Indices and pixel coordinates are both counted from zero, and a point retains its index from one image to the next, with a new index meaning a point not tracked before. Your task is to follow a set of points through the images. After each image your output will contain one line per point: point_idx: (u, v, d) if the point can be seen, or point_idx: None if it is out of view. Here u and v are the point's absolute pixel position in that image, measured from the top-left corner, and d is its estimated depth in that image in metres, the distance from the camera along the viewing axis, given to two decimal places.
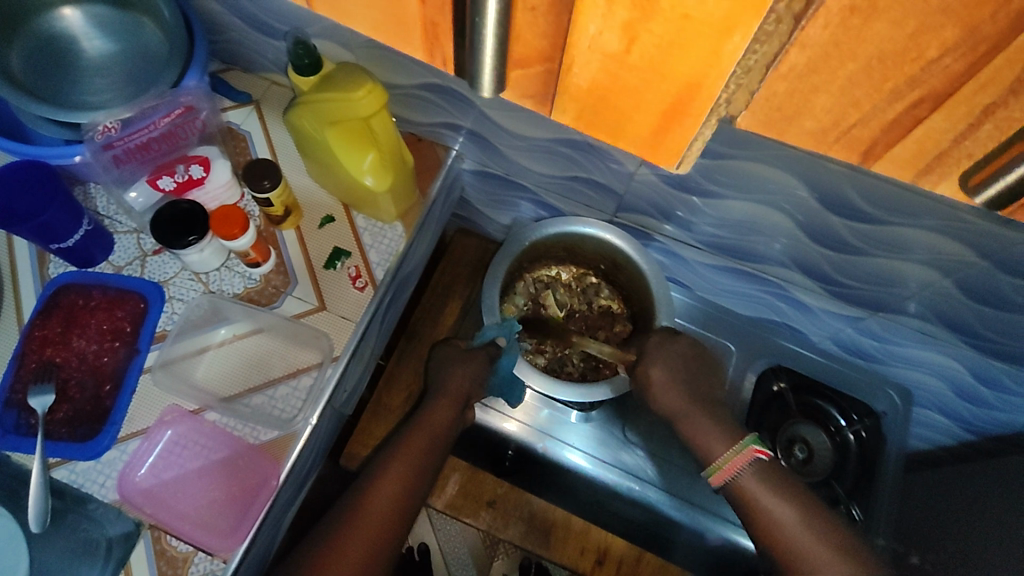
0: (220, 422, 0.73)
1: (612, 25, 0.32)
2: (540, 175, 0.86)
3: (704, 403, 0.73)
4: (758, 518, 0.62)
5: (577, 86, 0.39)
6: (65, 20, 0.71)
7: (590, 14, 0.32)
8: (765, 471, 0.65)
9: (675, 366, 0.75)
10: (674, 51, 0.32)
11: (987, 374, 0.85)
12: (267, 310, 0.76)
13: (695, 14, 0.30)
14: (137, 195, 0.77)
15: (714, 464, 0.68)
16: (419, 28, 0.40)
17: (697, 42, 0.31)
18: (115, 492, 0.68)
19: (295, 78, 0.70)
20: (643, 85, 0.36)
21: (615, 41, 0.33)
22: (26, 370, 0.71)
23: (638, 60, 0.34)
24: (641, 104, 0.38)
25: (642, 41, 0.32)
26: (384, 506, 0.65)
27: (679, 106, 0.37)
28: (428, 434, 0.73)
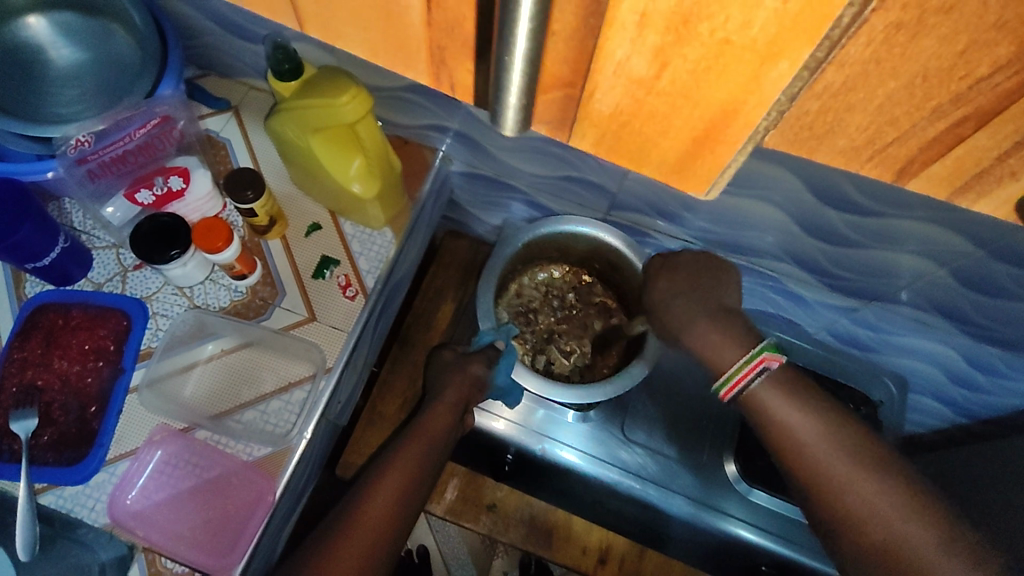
0: (210, 439, 0.70)
1: (641, 49, 0.25)
2: (529, 174, 0.85)
3: (717, 315, 0.65)
4: (769, 429, 0.59)
5: (599, 112, 0.30)
6: (30, 28, 0.67)
7: (618, 37, 0.25)
8: (782, 381, 0.60)
9: (688, 283, 0.69)
10: (709, 78, 0.25)
11: (981, 360, 0.86)
12: (255, 323, 0.74)
13: (736, 39, 0.23)
14: (114, 210, 0.75)
15: (724, 376, 0.62)
16: (425, 51, 0.31)
17: (734, 68, 0.25)
18: (105, 517, 0.66)
19: (274, 84, 0.68)
20: (668, 112, 0.28)
21: (642, 65, 0.26)
22: (7, 394, 0.69)
23: (668, 86, 0.27)
24: (670, 130, 0.29)
25: (673, 66, 0.25)
26: (379, 515, 0.64)
27: (716, 131, 0.28)
28: (424, 444, 0.72)
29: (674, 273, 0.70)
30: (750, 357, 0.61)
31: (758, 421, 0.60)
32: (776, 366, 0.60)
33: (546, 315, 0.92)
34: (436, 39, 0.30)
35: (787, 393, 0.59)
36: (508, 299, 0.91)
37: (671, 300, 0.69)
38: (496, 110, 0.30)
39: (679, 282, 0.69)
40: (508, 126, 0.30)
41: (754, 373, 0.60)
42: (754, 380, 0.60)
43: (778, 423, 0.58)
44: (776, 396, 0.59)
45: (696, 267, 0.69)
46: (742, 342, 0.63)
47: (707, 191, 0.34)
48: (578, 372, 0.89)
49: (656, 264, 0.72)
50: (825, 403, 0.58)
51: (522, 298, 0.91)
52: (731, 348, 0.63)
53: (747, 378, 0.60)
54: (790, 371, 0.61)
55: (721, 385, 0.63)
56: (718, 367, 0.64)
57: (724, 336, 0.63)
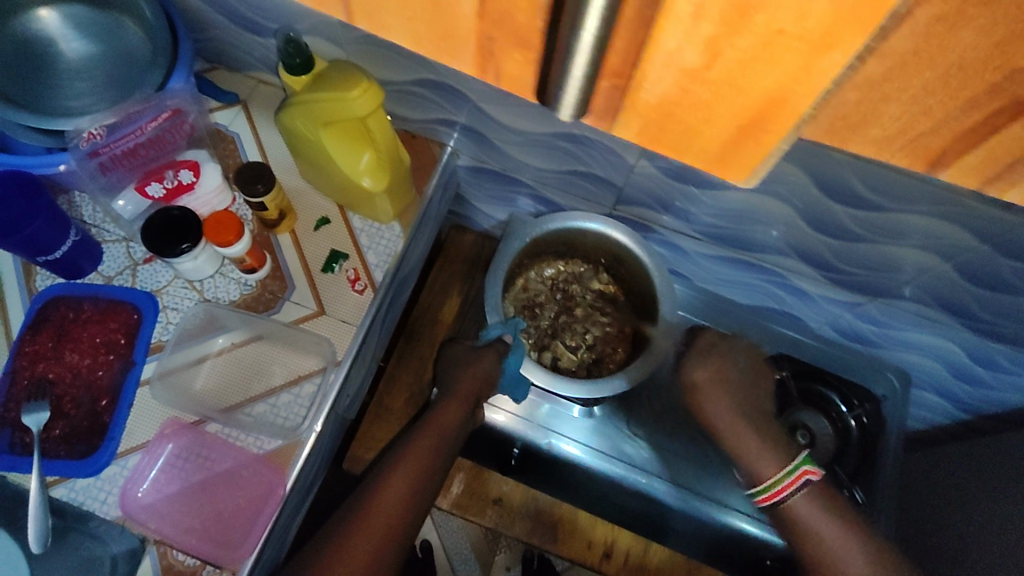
0: (221, 433, 0.71)
1: (693, 36, 0.17)
2: (537, 169, 0.85)
3: (754, 415, 0.70)
4: (805, 541, 0.64)
5: (646, 99, 0.19)
6: (42, 21, 0.68)
7: (669, 24, 0.17)
8: (815, 495, 0.65)
9: (725, 372, 0.71)
10: (758, 70, 0.17)
11: (982, 354, 0.87)
12: (265, 317, 0.75)
13: (793, 28, 0.15)
14: (125, 203, 0.75)
15: (761, 484, 0.67)
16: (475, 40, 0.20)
17: (789, 62, 0.16)
18: (117, 509, 0.67)
19: (286, 78, 0.68)
20: (719, 101, 0.18)
21: (692, 56, 0.17)
22: (19, 387, 0.69)
23: (719, 79, 0.17)
24: (721, 113, 0.19)
25: (727, 58, 0.17)
26: (391, 509, 0.65)
27: (776, 113, 0.18)
28: (435, 438, 0.72)
29: (720, 362, 0.71)
30: (791, 469, 0.66)
31: (791, 531, 0.65)
32: (815, 479, 0.66)
33: (552, 309, 0.92)
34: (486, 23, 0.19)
35: (825, 509, 0.64)
36: (516, 293, 0.91)
37: (705, 392, 0.71)
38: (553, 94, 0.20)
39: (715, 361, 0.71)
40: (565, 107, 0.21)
41: (795, 485, 0.65)
42: (792, 493, 0.65)
43: (811, 527, 0.63)
44: (810, 512, 0.64)
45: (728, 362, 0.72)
46: (781, 455, 0.67)
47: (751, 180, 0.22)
48: (585, 367, 0.89)
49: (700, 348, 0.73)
50: (844, 504, 0.65)
51: (528, 292, 0.92)
52: (768, 462, 0.67)
53: (788, 489, 0.65)
54: (824, 486, 0.66)
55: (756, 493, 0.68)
56: (754, 477, 0.68)
57: (769, 448, 0.67)
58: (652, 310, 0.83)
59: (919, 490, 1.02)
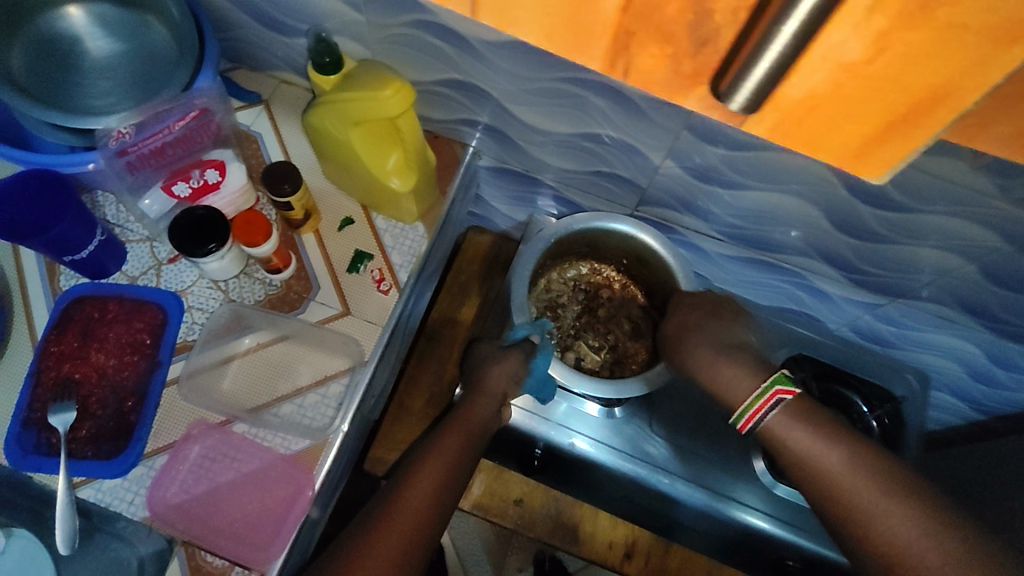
0: (249, 433, 0.70)
1: (861, 34, 0.22)
2: (559, 169, 0.85)
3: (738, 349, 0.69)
4: (783, 451, 0.57)
5: (790, 98, 0.26)
6: (69, 20, 0.68)
7: (839, 23, 0.22)
8: (797, 409, 0.58)
9: (702, 320, 0.74)
10: (927, 61, 0.22)
11: (1002, 356, 0.88)
12: (291, 317, 0.74)
13: (973, 23, 0.20)
14: (150, 202, 0.74)
15: (741, 408, 0.61)
16: (609, 38, 0.27)
17: (959, 54, 0.21)
18: (145, 509, 0.66)
19: (315, 77, 0.68)
20: (874, 98, 0.24)
21: (856, 50, 0.22)
22: (44, 387, 0.68)
23: (879, 72, 0.23)
24: (862, 118, 0.25)
25: (889, 54, 0.22)
26: (418, 508, 0.64)
27: (915, 118, 0.24)
28: (462, 436, 0.72)
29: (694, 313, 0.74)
30: (763, 390, 0.60)
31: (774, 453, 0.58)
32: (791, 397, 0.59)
33: (573, 309, 0.92)
34: (626, 24, 0.26)
35: (805, 423, 0.57)
36: (537, 293, 0.91)
37: (696, 329, 0.73)
38: (730, 83, 0.25)
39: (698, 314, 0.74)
40: (737, 101, 0.26)
41: (769, 406, 0.58)
42: (768, 413, 0.59)
43: (786, 439, 0.57)
44: (787, 425, 0.57)
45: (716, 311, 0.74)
46: (751, 373, 0.66)
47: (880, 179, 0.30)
48: (608, 367, 0.89)
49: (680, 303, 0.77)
50: (833, 422, 0.57)
51: (550, 292, 0.92)
52: (746, 379, 0.65)
53: (762, 411, 0.59)
54: (804, 399, 0.59)
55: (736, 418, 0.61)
56: (733, 398, 0.66)
57: (741, 367, 0.67)
58: None
59: None
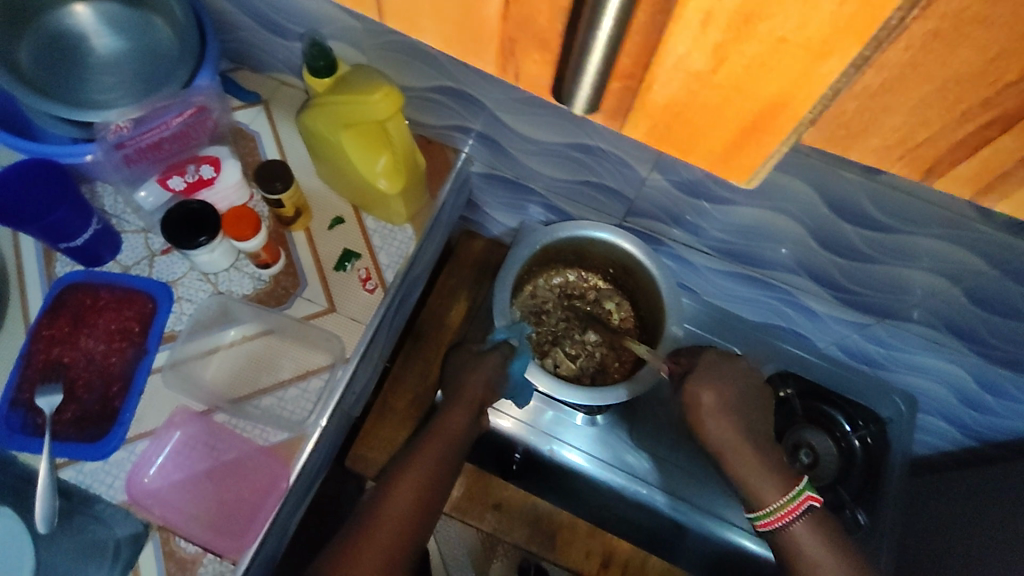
0: (229, 423, 0.72)
1: (701, 45, 0.20)
2: (549, 178, 0.87)
3: (755, 440, 0.72)
4: (798, 557, 0.67)
5: (657, 102, 0.23)
6: (76, 17, 0.71)
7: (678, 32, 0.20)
8: (814, 519, 0.69)
9: (722, 391, 0.73)
10: (762, 76, 0.20)
11: (991, 381, 0.88)
12: (277, 311, 0.76)
13: (794, 36, 0.19)
14: (147, 195, 0.77)
15: (764, 510, 0.70)
16: (495, 43, 0.24)
17: (783, 67, 0.20)
18: (123, 493, 0.68)
19: (309, 80, 0.69)
20: (724, 108, 0.22)
21: (697, 59, 0.20)
22: (33, 369, 0.71)
23: (724, 82, 0.21)
24: (720, 122, 0.23)
25: (731, 64, 0.20)
26: (402, 513, 0.65)
27: (762, 131, 0.22)
28: (441, 444, 0.73)
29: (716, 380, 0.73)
30: (793, 496, 0.69)
31: (788, 558, 0.68)
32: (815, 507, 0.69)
33: (559, 315, 0.93)
34: (507, 30, 0.23)
35: (821, 537, 0.68)
36: (524, 298, 0.92)
37: (710, 412, 0.73)
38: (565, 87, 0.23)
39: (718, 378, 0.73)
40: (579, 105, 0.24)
41: (796, 513, 0.68)
42: (793, 519, 0.68)
43: (801, 544, 0.67)
44: (807, 536, 0.67)
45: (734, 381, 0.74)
46: (782, 483, 0.70)
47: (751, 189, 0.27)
48: (590, 375, 0.89)
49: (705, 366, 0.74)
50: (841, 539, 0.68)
51: (536, 299, 0.92)
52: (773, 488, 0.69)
53: (789, 516, 0.68)
54: (822, 514, 0.69)
55: (758, 517, 0.70)
56: (756, 499, 0.70)
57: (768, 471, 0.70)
58: (659, 320, 0.84)
59: (924, 518, 1.01)
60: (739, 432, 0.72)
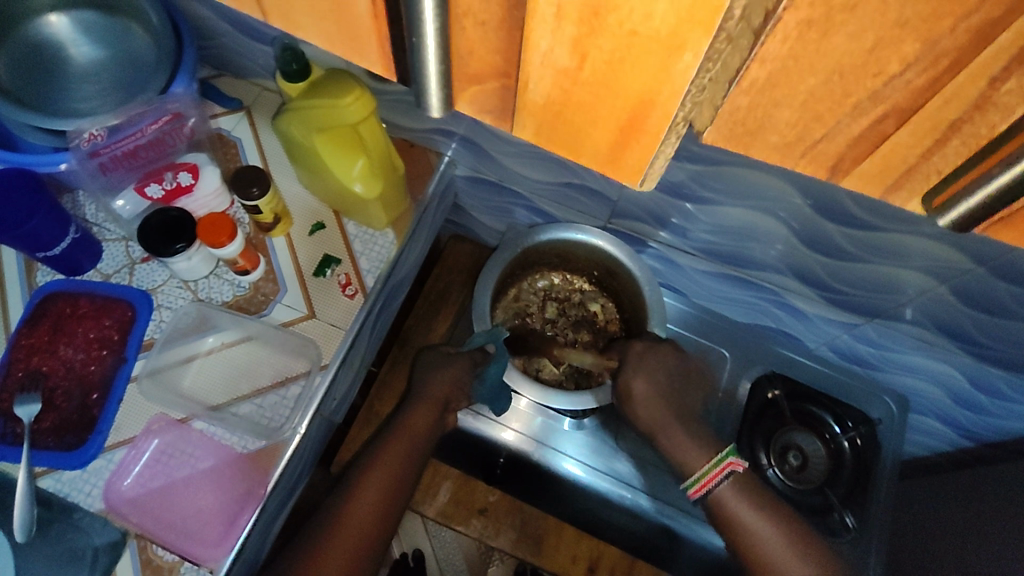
0: (208, 431, 0.72)
1: (562, 41, 0.27)
2: (531, 180, 0.86)
3: (679, 414, 0.77)
4: (734, 528, 0.70)
5: (536, 102, 0.32)
6: (52, 27, 0.70)
7: (540, 29, 0.27)
8: (740, 482, 0.73)
9: (655, 380, 0.77)
10: (623, 67, 0.27)
11: (984, 381, 0.86)
12: (255, 319, 0.76)
13: (641, 30, 0.25)
14: (124, 203, 0.77)
15: (693, 477, 0.74)
16: (375, 40, 0.33)
17: (643, 60, 0.26)
18: (101, 502, 0.68)
19: (283, 85, 0.69)
20: (596, 100, 0.30)
21: (565, 57, 0.28)
22: (13, 378, 0.71)
23: (591, 78, 0.28)
24: (596, 117, 0.31)
25: (592, 58, 0.27)
26: (366, 514, 0.68)
27: (638, 122, 0.30)
28: (407, 443, 0.75)
29: (648, 370, 0.77)
30: (716, 461, 0.73)
31: (722, 523, 0.72)
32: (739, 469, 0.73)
33: (542, 319, 0.92)
34: (381, 29, 0.32)
35: (747, 496, 0.71)
36: (505, 302, 0.91)
37: (640, 400, 0.77)
38: (420, 89, 0.34)
39: (648, 368, 0.77)
40: (431, 106, 0.36)
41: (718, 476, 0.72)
42: (718, 483, 0.72)
43: (735, 515, 0.70)
44: (735, 501, 0.71)
45: (663, 366, 0.78)
46: (706, 449, 0.75)
47: (642, 184, 0.37)
48: (574, 380, 0.88)
49: (641, 360, 0.78)
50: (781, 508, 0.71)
51: (519, 303, 0.92)
52: (698, 456, 0.74)
53: (714, 481, 0.72)
54: (749, 477, 0.73)
55: (690, 484, 0.75)
56: (688, 469, 0.76)
57: (691, 439, 0.76)
58: (642, 322, 0.83)
59: (918, 517, 1.00)
60: (672, 411, 0.77)
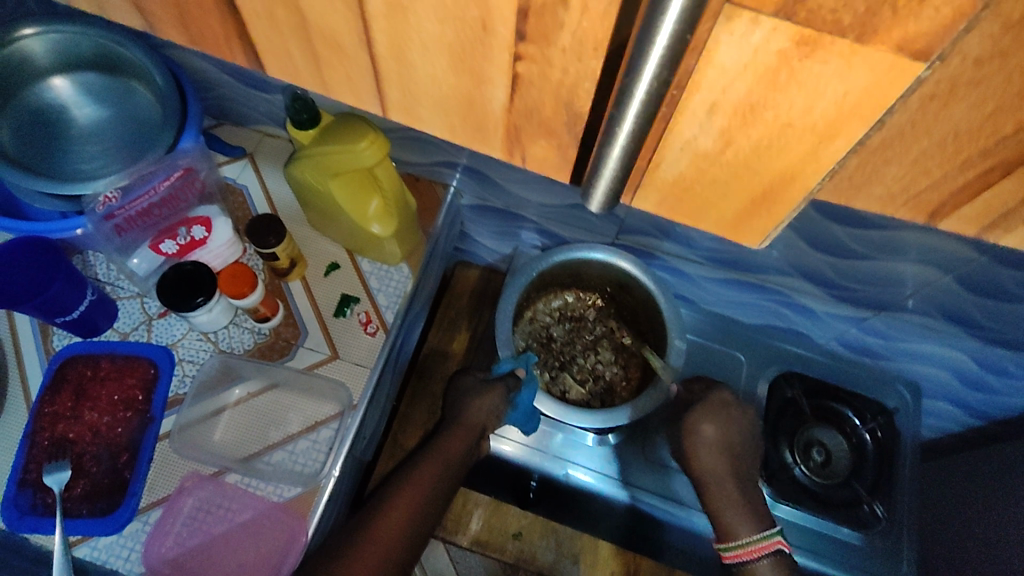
0: (241, 482, 0.71)
1: (709, 130, 0.27)
2: (539, 204, 0.87)
3: (737, 475, 0.77)
4: None
5: (664, 178, 0.32)
6: (55, 90, 0.70)
7: (687, 121, 0.27)
8: (784, 562, 0.71)
9: (724, 430, 0.77)
10: (768, 151, 0.27)
11: (992, 362, 0.88)
12: (280, 365, 0.76)
13: (797, 122, 0.25)
14: (138, 261, 0.77)
15: (733, 542, 0.73)
16: (502, 131, 0.32)
17: (793, 145, 0.27)
18: (141, 566, 0.67)
19: (293, 132, 0.70)
20: (729, 177, 0.30)
21: (709, 140, 0.28)
22: (39, 448, 0.69)
23: (733, 157, 0.29)
24: (726, 189, 0.31)
25: (738, 143, 0.28)
26: (390, 534, 0.67)
27: (771, 193, 0.30)
28: (439, 467, 0.76)
29: (720, 421, 0.78)
30: (766, 535, 0.72)
31: None
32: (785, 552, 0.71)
33: (561, 340, 0.93)
34: (513, 121, 0.31)
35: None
36: (523, 325, 0.92)
37: (707, 446, 0.77)
38: (590, 178, 0.29)
39: (723, 419, 0.78)
40: (599, 199, 0.30)
41: (763, 551, 0.71)
42: (760, 556, 0.71)
43: None
44: None
45: (733, 425, 0.78)
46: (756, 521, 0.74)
47: (759, 244, 0.35)
48: (599, 398, 0.90)
49: (711, 404, 0.79)
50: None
51: (536, 324, 0.93)
52: (746, 523, 0.73)
53: (756, 554, 0.71)
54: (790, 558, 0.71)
55: (727, 548, 0.73)
56: (728, 533, 0.74)
57: (743, 502, 0.74)
58: (661, 336, 0.85)
59: (939, 499, 1.03)
60: (728, 469, 0.76)
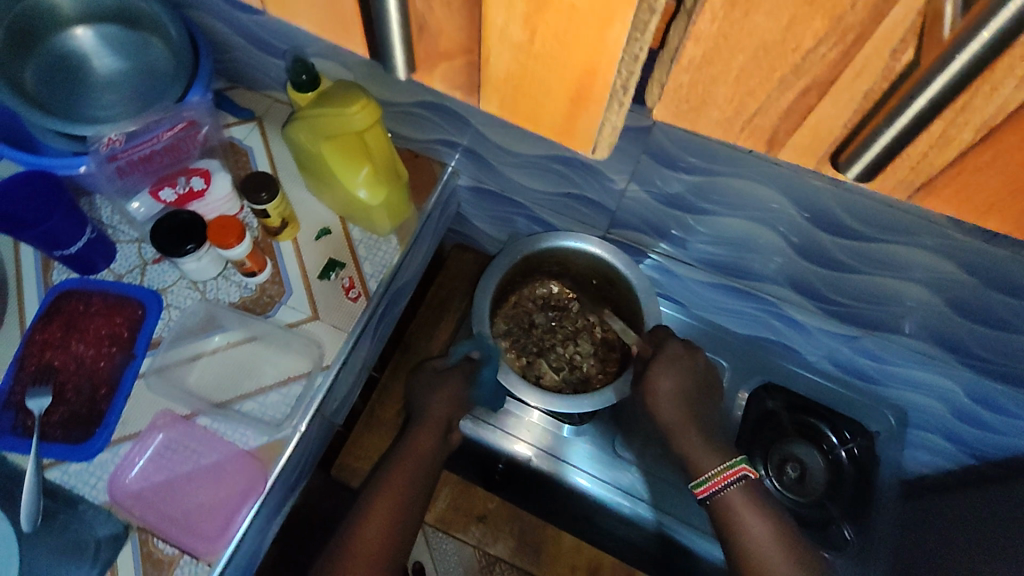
0: (211, 426, 0.74)
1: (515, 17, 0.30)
2: (533, 191, 0.88)
3: (698, 420, 0.78)
4: (735, 535, 0.70)
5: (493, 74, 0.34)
6: (77, 39, 0.74)
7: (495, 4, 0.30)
8: (750, 489, 0.73)
9: (682, 380, 0.78)
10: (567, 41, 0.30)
11: (984, 395, 0.86)
12: (262, 319, 0.78)
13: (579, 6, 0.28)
14: (138, 205, 0.80)
15: (703, 477, 0.74)
16: None
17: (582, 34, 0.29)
18: (105, 494, 0.69)
19: (293, 95, 0.72)
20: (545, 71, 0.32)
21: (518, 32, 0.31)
22: (26, 372, 0.73)
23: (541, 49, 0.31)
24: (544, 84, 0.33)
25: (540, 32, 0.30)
26: (373, 541, 0.70)
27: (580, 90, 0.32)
28: (410, 467, 0.77)
29: (677, 371, 0.78)
30: (729, 465, 0.74)
31: (723, 526, 0.72)
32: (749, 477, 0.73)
33: (541, 327, 0.94)
34: None
35: (754, 506, 0.71)
36: (505, 309, 0.93)
37: (667, 396, 0.78)
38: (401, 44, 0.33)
39: (680, 368, 0.78)
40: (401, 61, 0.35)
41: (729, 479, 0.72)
42: (727, 485, 0.73)
43: (739, 516, 0.71)
44: (740, 503, 0.71)
45: (689, 367, 0.79)
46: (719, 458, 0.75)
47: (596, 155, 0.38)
48: (572, 386, 0.90)
49: (666, 356, 0.78)
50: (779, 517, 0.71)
51: (518, 309, 0.94)
52: (710, 458, 0.75)
53: (722, 484, 0.73)
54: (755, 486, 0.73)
55: (698, 483, 0.74)
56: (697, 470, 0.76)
57: (707, 448, 0.76)
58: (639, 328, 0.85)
59: (915, 531, 1.01)
60: (692, 418, 0.78)
